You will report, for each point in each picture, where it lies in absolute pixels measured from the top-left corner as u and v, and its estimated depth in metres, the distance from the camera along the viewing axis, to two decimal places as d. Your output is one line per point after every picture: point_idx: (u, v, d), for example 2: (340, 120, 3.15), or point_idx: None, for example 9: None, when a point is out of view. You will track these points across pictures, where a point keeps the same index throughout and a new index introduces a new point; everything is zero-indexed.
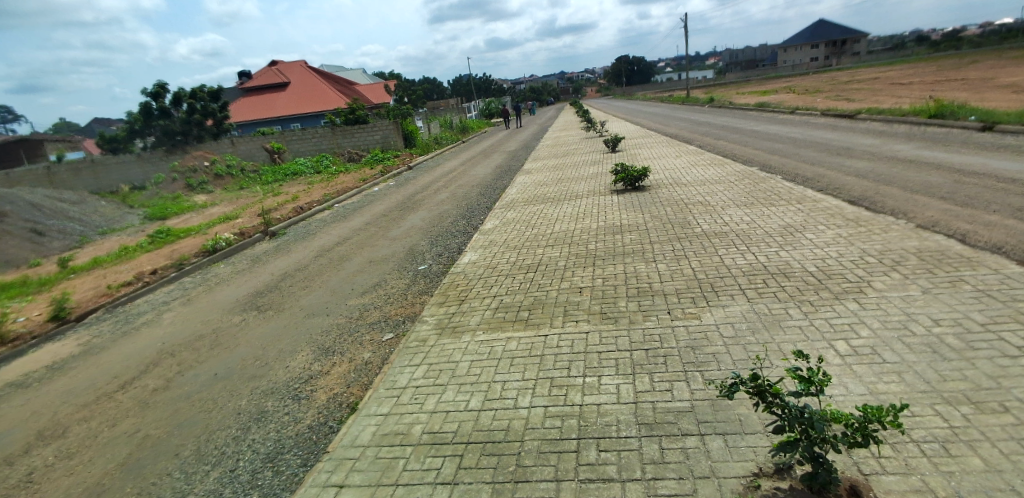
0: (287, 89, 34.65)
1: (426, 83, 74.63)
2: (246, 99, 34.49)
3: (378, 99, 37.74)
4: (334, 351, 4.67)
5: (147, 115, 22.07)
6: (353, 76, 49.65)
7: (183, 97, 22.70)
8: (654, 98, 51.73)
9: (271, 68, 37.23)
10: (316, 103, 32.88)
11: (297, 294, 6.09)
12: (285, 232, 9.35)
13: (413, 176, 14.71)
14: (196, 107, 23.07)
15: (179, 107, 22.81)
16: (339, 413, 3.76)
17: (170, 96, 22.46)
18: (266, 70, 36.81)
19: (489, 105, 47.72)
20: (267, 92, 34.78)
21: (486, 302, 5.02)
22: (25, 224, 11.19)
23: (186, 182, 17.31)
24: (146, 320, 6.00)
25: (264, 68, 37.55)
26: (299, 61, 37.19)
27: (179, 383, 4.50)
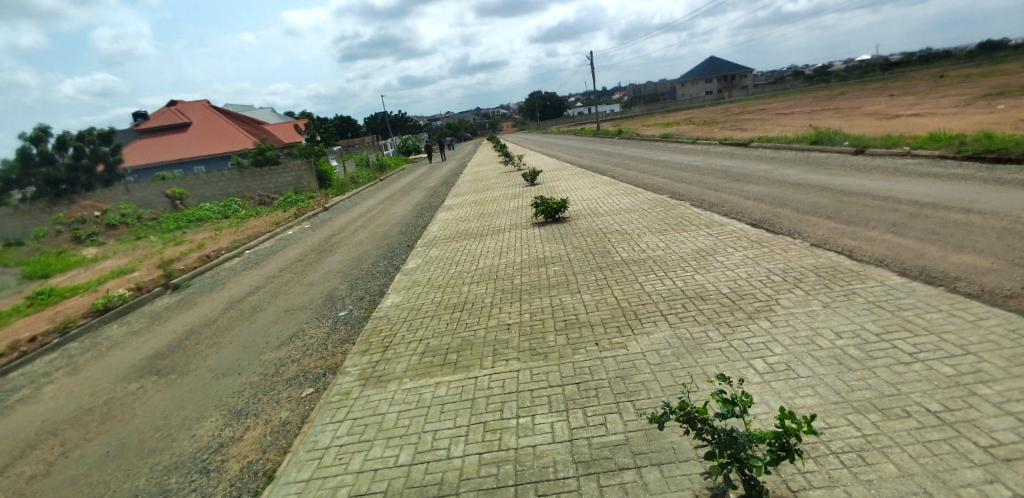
0: (191, 130, 32.65)
1: (342, 122, 73.18)
2: (144, 141, 32.05)
3: (291, 139, 36.71)
4: (249, 413, 4.25)
5: (25, 161, 19.83)
6: (263, 117, 47.67)
7: (69, 141, 20.74)
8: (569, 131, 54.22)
9: (171, 108, 35.01)
10: (225, 143, 31.25)
11: (203, 353, 5.55)
12: (191, 284, 8.59)
13: (330, 217, 14.18)
14: (85, 152, 21.29)
15: (64, 152, 20.80)
16: (255, 483, 3.39)
17: (53, 140, 20.42)
18: (166, 111, 34.54)
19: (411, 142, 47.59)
20: (169, 133, 32.59)
21: (413, 347, 4.82)
22: None
23: (72, 234, 15.66)
24: (21, 396, 5.17)
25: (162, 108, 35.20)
26: (203, 101, 35.33)
27: (62, 468, 3.87)
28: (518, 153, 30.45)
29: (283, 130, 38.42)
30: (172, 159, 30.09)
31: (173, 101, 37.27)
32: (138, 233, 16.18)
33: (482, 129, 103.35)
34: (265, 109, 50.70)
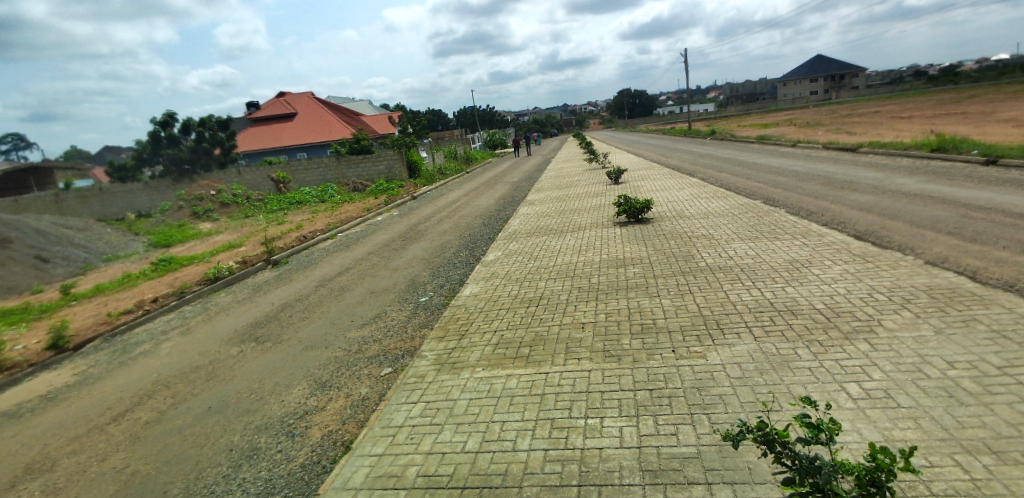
0: (296, 119, 35.34)
1: (433, 115, 75.90)
2: (256, 128, 35.18)
3: (385, 130, 38.65)
4: (332, 385, 4.53)
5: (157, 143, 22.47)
6: (361, 109, 50.65)
7: (192, 126, 23.17)
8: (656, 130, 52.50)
9: (279, 99, 38.06)
10: (323, 133, 33.51)
11: (296, 325, 5.99)
12: (288, 261, 9.31)
13: (416, 206, 14.74)
14: (205, 136, 23.58)
15: (188, 135, 23.25)
16: (333, 452, 3.61)
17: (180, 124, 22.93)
18: (276, 101, 37.65)
19: (496, 136, 48.37)
20: (277, 122, 35.53)
21: (487, 337, 4.90)
22: (28, 252, 11.27)
23: (191, 210, 17.57)
24: (144, 349, 5.89)
25: (274, 99, 38.45)
26: (309, 93, 38.11)
27: (171, 417, 4.34)
28: (602, 150, 29.94)
29: (377, 122, 40.52)
30: (278, 145, 32.78)
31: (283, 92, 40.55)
32: (246, 212, 17.79)
33: (567, 125, 102.95)
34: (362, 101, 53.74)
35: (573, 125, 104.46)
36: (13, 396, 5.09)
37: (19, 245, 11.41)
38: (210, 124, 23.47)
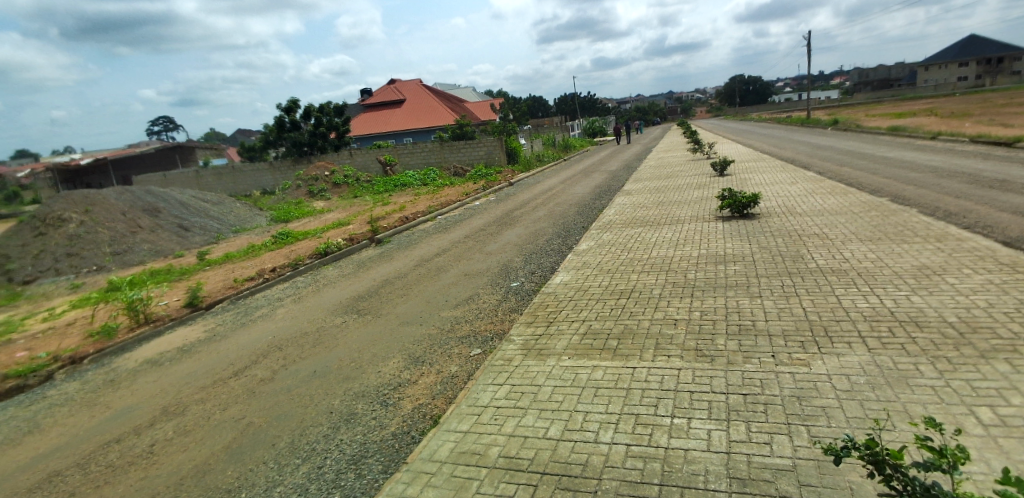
0: (402, 106, 37.22)
1: (534, 103, 76.49)
2: (366, 114, 37.57)
3: (486, 117, 39.62)
4: (424, 361, 4.73)
5: (281, 128, 24.91)
6: (463, 95, 52.13)
7: (312, 112, 25.18)
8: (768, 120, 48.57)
9: (389, 86, 40.28)
10: (425, 120, 35.02)
11: (394, 301, 6.33)
12: (390, 240, 9.85)
13: (513, 192, 14.91)
14: (323, 121, 25.45)
15: (308, 120, 25.34)
16: (421, 424, 3.77)
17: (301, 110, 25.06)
18: (387, 88, 39.87)
19: (594, 124, 47.50)
20: (385, 108, 37.67)
21: (575, 327, 4.85)
22: (175, 222, 12.99)
23: (308, 189, 19.32)
24: (263, 312, 6.57)
25: (385, 86, 40.76)
26: (417, 80, 39.88)
27: (282, 377, 4.78)
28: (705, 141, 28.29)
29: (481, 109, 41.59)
30: (386, 131, 34.78)
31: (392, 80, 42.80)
32: (355, 192, 19.12)
33: (670, 112, 98.56)
34: (465, 88, 55.29)
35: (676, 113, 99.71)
36: (159, 345, 5.92)
37: (169, 216, 13.20)
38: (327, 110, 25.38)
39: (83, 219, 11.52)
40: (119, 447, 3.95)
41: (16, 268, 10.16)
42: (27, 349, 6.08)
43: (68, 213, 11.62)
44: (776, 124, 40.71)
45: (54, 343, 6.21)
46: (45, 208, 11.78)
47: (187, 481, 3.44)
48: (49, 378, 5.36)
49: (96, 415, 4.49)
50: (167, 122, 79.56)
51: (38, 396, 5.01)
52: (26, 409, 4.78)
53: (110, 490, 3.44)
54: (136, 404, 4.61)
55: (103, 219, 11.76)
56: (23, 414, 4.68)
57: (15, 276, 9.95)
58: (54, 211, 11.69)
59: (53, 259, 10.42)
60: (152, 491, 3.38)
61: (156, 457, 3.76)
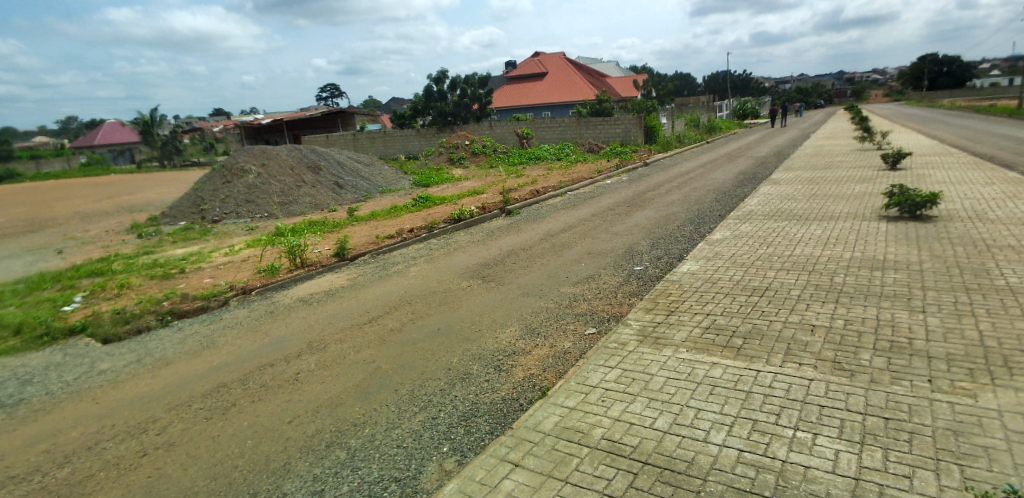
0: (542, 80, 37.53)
1: (678, 79, 72.47)
2: (507, 86, 38.54)
3: (627, 93, 38.45)
4: (538, 333, 4.83)
5: (429, 97, 27.39)
6: (605, 69, 50.96)
7: (457, 84, 27.26)
8: (965, 107, 40.59)
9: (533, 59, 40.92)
10: (565, 94, 35.15)
11: (517, 272, 6.51)
12: (519, 212, 10.07)
13: (647, 173, 14.36)
14: (467, 93, 27.40)
15: (454, 92, 27.49)
16: (530, 394, 3.87)
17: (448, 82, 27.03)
18: (530, 61, 40.38)
19: (744, 105, 43.58)
20: (526, 81, 38.31)
21: (697, 319, 4.60)
22: (332, 180, 14.54)
23: (449, 156, 20.75)
24: (397, 268, 7.16)
25: (529, 59, 41.38)
26: (560, 53, 39.77)
27: (409, 330, 5.18)
28: (879, 129, 24.53)
29: (622, 84, 40.35)
30: (525, 104, 35.61)
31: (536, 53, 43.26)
32: (490, 163, 20.01)
33: (835, 94, 86.96)
34: (606, 63, 53.99)
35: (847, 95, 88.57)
36: (310, 286, 6.75)
37: (327, 173, 14.87)
38: (472, 82, 27.20)
39: (259, 171, 13.41)
40: (273, 370, 4.61)
41: (209, 208, 12.19)
42: (212, 277, 7.32)
43: (248, 165, 13.60)
44: (978, 112, 33.85)
45: (231, 274, 7.39)
46: (233, 159, 13.93)
47: (322, 409, 3.91)
48: (226, 303, 6.41)
49: (257, 340, 5.28)
50: (331, 89, 88.90)
51: (217, 317, 6.02)
52: (208, 326, 5.78)
53: (263, 406, 4.04)
54: (290, 334, 5.33)
55: (274, 172, 13.57)
56: (206, 331, 5.66)
57: (207, 215, 11.93)
58: (238, 163, 13.76)
59: (235, 204, 12.31)
60: (295, 412, 3.90)
61: (300, 385, 4.32)
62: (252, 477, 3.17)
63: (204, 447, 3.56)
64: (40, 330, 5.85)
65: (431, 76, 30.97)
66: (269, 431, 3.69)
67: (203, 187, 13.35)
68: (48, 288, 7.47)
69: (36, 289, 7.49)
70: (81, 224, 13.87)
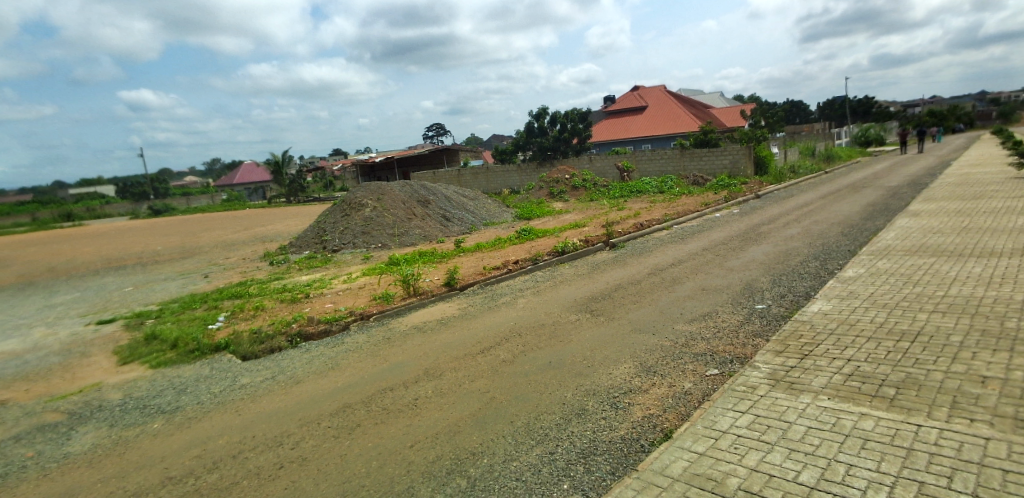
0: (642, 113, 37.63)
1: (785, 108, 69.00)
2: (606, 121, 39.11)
3: (733, 123, 37.49)
4: (656, 372, 4.66)
5: (530, 132, 29.70)
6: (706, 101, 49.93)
7: (558, 119, 29.04)
8: None
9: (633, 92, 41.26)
10: (665, 127, 35.02)
11: (627, 307, 6.38)
12: (625, 246, 9.96)
13: (758, 206, 13.62)
14: (566, 127, 28.95)
15: (554, 126, 29.23)
16: (652, 434, 3.70)
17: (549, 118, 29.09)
18: (630, 94, 40.78)
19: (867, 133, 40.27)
20: (625, 115, 38.66)
21: (837, 365, 4.19)
22: (440, 213, 15.37)
23: (550, 190, 21.45)
24: (506, 299, 7.30)
25: (629, 93, 41.84)
26: (661, 86, 39.71)
27: (521, 361, 5.21)
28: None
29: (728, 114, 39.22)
30: (625, 137, 35.84)
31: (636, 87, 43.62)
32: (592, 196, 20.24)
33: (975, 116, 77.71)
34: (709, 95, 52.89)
35: (995, 118, 78.31)
36: (425, 314, 7.06)
37: (436, 206, 15.79)
38: (572, 117, 28.71)
39: (375, 204, 14.44)
40: (393, 395, 4.80)
41: (330, 239, 13.30)
42: (334, 303, 7.89)
43: (366, 199, 14.70)
44: None
45: (350, 300, 7.94)
46: (352, 194, 15.20)
47: (441, 437, 3.99)
48: (346, 327, 6.85)
49: (377, 364, 5.56)
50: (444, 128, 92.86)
51: (339, 340, 6.45)
52: (332, 348, 6.20)
53: (385, 429, 4.20)
54: (408, 360, 5.57)
55: (388, 206, 14.57)
56: (330, 352, 6.08)
57: (330, 245, 13.02)
58: (357, 197, 14.95)
59: (353, 234, 13.30)
60: (415, 437, 4.03)
61: (418, 411, 4.46)
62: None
63: (333, 464, 3.74)
64: (191, 345, 6.60)
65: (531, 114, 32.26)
66: (392, 454, 3.81)
67: (326, 220, 14.67)
68: (198, 307, 8.47)
69: (188, 308, 8.52)
70: (221, 252, 15.76)
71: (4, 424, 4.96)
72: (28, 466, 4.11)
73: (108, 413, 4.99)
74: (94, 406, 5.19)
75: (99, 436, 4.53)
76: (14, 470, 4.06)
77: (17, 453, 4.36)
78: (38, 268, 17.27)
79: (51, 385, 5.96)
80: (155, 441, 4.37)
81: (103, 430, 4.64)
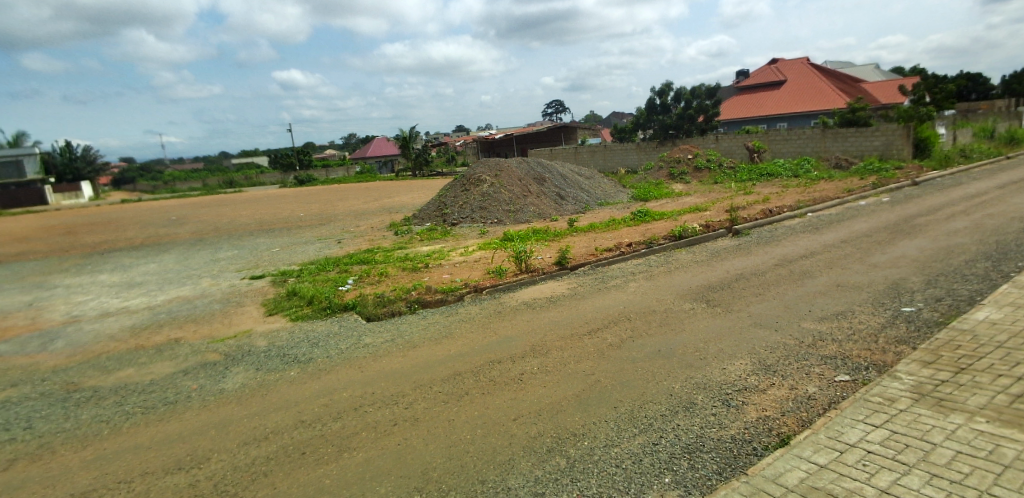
0: (779, 89, 34.31)
1: None
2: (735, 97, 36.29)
3: (891, 99, 32.74)
4: (776, 372, 4.41)
5: (652, 110, 28.90)
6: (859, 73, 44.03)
7: (683, 95, 27.62)
8: None
9: (770, 65, 37.66)
10: (806, 104, 31.64)
11: (748, 299, 6.04)
12: (749, 233, 9.33)
13: (915, 195, 11.89)
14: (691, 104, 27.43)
15: (678, 103, 27.91)
16: (766, 438, 3.54)
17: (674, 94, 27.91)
18: (766, 67, 37.25)
19: None
20: (759, 90, 35.51)
21: (1001, 384, 3.65)
22: (555, 191, 15.55)
23: (670, 171, 20.59)
24: (617, 282, 7.27)
25: (764, 66, 38.28)
26: (803, 58, 35.79)
27: (628, 347, 5.22)
28: None
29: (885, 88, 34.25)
30: (757, 115, 33.08)
31: (774, 60, 39.72)
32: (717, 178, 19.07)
33: None
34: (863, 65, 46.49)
35: None
36: (538, 291, 7.30)
37: (551, 184, 16.00)
38: (699, 93, 27.17)
39: (493, 180, 14.97)
40: (503, 368, 5.09)
41: (450, 213, 14.11)
42: (450, 274, 8.46)
43: (484, 175, 15.29)
44: None
45: (466, 273, 8.45)
46: (472, 170, 15.90)
47: (545, 414, 4.17)
48: (461, 298, 7.33)
49: (489, 336, 5.90)
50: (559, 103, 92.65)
51: (454, 310, 6.94)
52: (446, 317, 6.70)
53: (494, 400, 4.49)
54: (518, 335, 5.84)
55: (506, 182, 15.02)
56: (445, 321, 6.57)
57: (449, 218, 13.83)
58: (476, 173, 15.61)
59: (472, 209, 13.96)
60: (522, 411, 4.25)
61: (526, 386, 4.68)
62: (485, 466, 3.53)
63: (443, 427, 4.10)
64: (325, 303, 7.51)
65: (654, 90, 31.00)
66: (497, 425, 4.07)
67: (447, 193, 15.56)
68: (331, 270, 9.55)
69: (323, 269, 9.64)
70: (352, 220, 17.46)
71: (177, 358, 6.07)
72: (195, 396, 5.01)
73: (254, 358, 5.89)
74: (245, 350, 6.15)
75: (246, 377, 5.36)
76: (181, 398, 4.97)
77: (185, 384, 5.32)
78: (210, 227, 20.54)
79: (212, 328, 7.15)
80: (294, 386, 5.08)
81: (249, 373, 5.48)
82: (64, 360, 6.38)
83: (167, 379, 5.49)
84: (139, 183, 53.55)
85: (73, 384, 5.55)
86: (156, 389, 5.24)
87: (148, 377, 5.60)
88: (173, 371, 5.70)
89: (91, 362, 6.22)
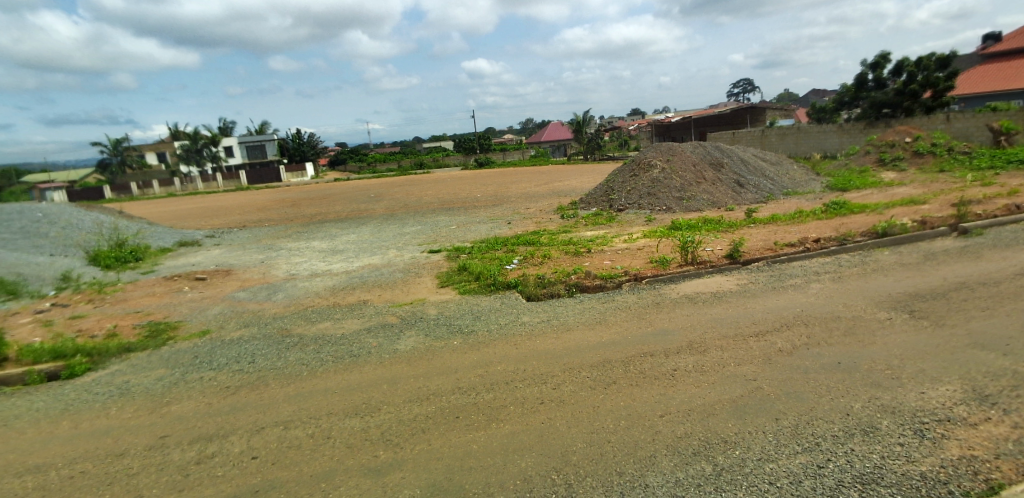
0: None
1: None
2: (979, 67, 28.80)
3: None
4: (999, 405, 3.50)
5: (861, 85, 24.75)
6: None
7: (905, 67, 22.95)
8: None
9: None
10: None
11: (971, 314, 4.87)
12: (984, 233, 7.46)
13: None
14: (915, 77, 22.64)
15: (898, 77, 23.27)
16: (969, 483, 2.87)
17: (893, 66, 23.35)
18: None
19: None
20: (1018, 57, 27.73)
21: None
22: (733, 178, 14.28)
23: (880, 156, 17.37)
24: (795, 282, 6.45)
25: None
26: None
27: (801, 355, 4.62)
28: None
29: None
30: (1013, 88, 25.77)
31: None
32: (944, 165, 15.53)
33: None
34: None
35: None
36: (703, 284, 6.85)
37: (729, 170, 14.72)
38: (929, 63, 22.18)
39: (663, 166, 14.31)
40: (651, 361, 4.92)
41: (617, 198, 13.93)
42: (611, 260, 8.38)
43: (654, 160, 14.70)
44: None
45: (627, 260, 8.29)
46: (642, 155, 15.40)
47: (693, 415, 3.93)
48: (620, 285, 7.24)
49: (644, 327, 5.74)
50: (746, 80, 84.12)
51: (611, 296, 6.88)
52: (603, 303, 6.68)
53: (640, 393, 4.37)
54: (674, 329, 5.57)
55: (677, 168, 14.23)
56: (601, 307, 6.55)
57: (615, 204, 13.66)
58: (645, 158, 15.08)
59: (639, 196, 13.58)
60: (668, 408, 4.07)
61: (677, 382, 4.46)
62: (622, 458, 3.48)
63: (585, 413, 4.14)
64: (491, 280, 8.07)
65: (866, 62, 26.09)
66: (640, 418, 3.97)
67: (615, 179, 15.36)
68: (500, 249, 10.17)
69: (493, 247, 10.33)
70: (521, 202, 18.31)
71: (364, 317, 7.15)
72: (376, 352, 5.83)
73: (424, 324, 6.63)
74: (418, 316, 6.97)
75: (418, 341, 6.06)
76: (364, 352, 5.85)
77: (368, 340, 6.24)
78: (399, 204, 23.44)
79: (394, 294, 8.21)
80: (454, 353, 5.61)
81: (420, 337, 6.18)
82: (282, 310, 7.97)
83: (354, 334, 6.52)
84: (349, 163, 63.23)
85: (287, 330, 6.92)
86: (345, 342, 6.25)
87: (340, 331, 6.71)
88: (360, 328, 6.73)
89: (300, 313, 7.67)
